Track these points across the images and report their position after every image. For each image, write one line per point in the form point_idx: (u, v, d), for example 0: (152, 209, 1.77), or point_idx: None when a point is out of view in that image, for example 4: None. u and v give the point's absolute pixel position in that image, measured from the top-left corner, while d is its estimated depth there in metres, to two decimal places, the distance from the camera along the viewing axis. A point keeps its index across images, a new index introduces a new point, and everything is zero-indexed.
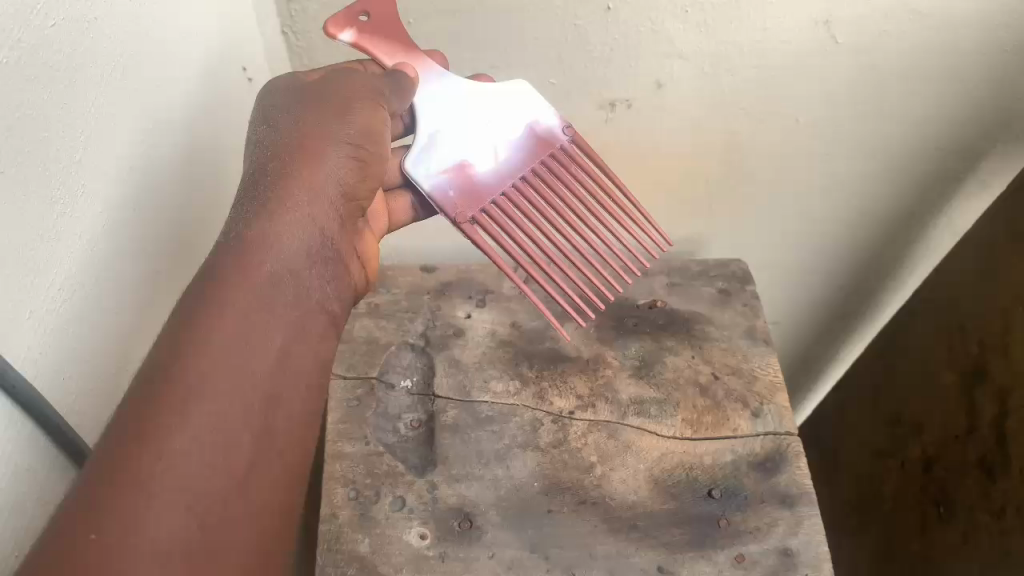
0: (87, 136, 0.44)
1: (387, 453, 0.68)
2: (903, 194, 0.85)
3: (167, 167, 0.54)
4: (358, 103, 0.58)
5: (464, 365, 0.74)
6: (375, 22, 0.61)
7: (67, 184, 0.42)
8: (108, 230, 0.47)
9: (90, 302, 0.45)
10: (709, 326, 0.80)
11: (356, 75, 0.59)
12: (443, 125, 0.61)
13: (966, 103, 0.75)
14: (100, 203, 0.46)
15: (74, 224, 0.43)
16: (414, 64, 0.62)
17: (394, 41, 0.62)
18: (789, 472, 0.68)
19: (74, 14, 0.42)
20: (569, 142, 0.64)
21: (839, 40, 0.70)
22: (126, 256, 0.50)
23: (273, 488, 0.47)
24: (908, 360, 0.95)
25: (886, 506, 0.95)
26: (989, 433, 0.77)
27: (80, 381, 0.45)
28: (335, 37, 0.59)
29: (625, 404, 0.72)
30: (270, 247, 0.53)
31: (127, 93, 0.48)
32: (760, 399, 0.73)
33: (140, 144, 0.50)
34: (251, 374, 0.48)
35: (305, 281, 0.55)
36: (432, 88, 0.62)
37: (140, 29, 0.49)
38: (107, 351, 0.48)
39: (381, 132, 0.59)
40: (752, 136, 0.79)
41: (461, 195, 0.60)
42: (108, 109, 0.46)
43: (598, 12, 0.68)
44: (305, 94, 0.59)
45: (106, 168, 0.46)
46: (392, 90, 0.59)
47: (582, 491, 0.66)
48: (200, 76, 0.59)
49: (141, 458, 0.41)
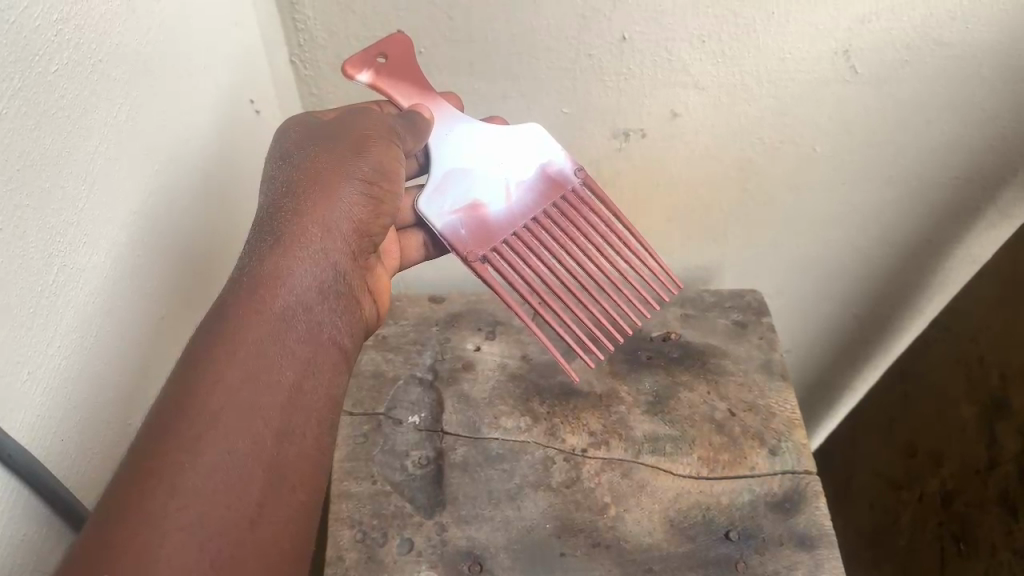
0: (90, 184, 0.42)
1: (394, 492, 0.66)
2: (921, 223, 0.83)
3: (174, 212, 0.53)
4: (374, 142, 0.56)
5: (472, 400, 0.73)
6: (393, 64, 0.60)
7: (69, 236, 0.41)
8: (112, 279, 0.45)
9: (93, 358, 0.44)
10: (724, 360, 0.78)
11: (372, 116, 0.58)
12: (458, 160, 0.60)
13: (987, 133, 0.73)
14: (104, 253, 0.44)
15: (76, 277, 0.41)
16: (430, 106, 0.60)
17: (412, 83, 0.60)
18: (808, 511, 0.65)
19: (76, 57, 0.40)
20: (584, 182, 0.63)
21: (858, 70, 0.68)
22: (131, 308, 0.48)
23: (283, 528, 0.45)
24: (925, 389, 0.92)
25: (902, 538, 0.93)
26: (1010, 470, 0.74)
27: (83, 436, 0.44)
28: (352, 78, 0.58)
29: (639, 441, 0.70)
30: (283, 282, 0.50)
31: (132, 139, 0.46)
32: (776, 436, 0.71)
33: (145, 191, 0.49)
34: (261, 410, 0.46)
35: (318, 317, 0.52)
36: (450, 124, 0.60)
37: (146, 71, 0.48)
38: (110, 407, 0.46)
39: (396, 170, 0.57)
40: (769, 166, 0.77)
41: (472, 234, 0.58)
42: (113, 154, 0.44)
43: (613, 41, 0.66)
44: (321, 133, 0.57)
45: (110, 217, 0.44)
46: (407, 129, 0.58)
47: (595, 533, 0.64)
48: (208, 117, 0.57)
49: (155, 495, 0.40)
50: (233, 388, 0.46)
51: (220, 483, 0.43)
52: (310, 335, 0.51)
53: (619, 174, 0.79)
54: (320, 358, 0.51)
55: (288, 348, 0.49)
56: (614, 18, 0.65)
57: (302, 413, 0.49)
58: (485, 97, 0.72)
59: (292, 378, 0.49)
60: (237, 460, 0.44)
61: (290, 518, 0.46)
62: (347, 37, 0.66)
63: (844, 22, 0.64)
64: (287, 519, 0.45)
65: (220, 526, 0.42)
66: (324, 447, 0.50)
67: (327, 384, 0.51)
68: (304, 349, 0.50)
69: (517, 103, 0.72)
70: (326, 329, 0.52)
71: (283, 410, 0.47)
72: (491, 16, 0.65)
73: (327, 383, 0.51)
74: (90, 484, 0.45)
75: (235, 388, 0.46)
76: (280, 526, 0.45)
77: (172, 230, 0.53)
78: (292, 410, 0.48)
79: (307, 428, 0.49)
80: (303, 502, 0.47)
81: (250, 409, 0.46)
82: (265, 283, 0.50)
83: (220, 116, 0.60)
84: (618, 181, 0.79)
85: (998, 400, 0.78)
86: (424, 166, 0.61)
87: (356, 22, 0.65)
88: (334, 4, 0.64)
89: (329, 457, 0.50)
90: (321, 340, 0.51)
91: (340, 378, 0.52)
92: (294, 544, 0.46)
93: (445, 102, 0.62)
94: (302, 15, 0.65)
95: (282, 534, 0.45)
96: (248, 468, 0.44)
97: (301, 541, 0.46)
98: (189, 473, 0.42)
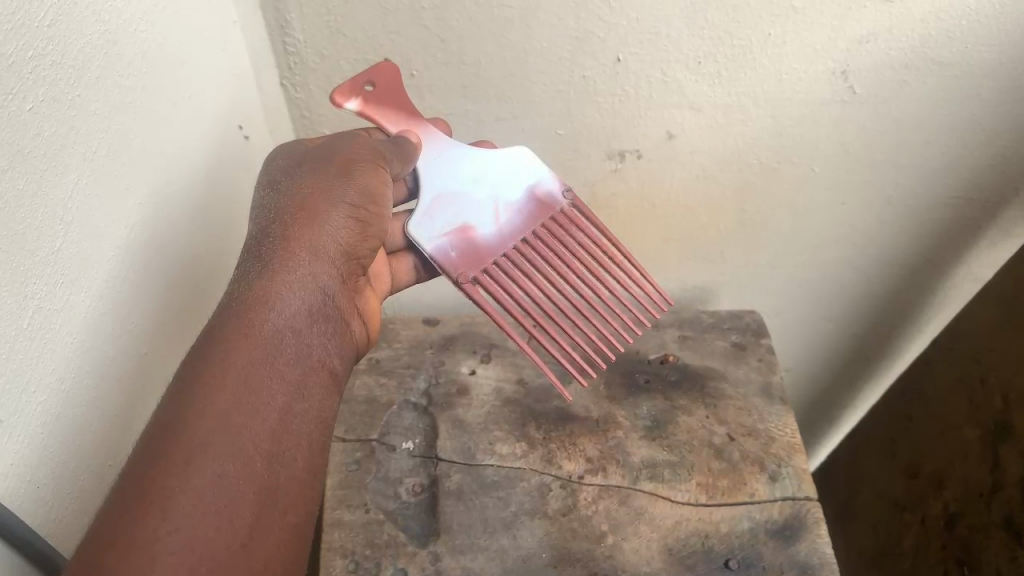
0: (67, 223, 0.42)
1: (387, 521, 0.65)
2: (920, 242, 0.82)
3: (157, 249, 0.52)
4: (359, 166, 0.55)
5: (467, 426, 0.71)
6: (381, 91, 0.59)
7: (43, 277, 0.40)
8: (91, 319, 0.45)
9: (69, 403, 0.43)
10: (722, 382, 0.77)
11: (358, 140, 0.57)
12: (447, 182, 0.59)
13: (987, 153, 0.72)
14: (82, 293, 0.43)
15: (52, 319, 0.41)
16: (417, 131, 0.60)
17: (399, 110, 0.60)
18: (809, 539, 0.64)
19: (52, 93, 0.40)
20: (572, 203, 0.62)
21: (855, 90, 0.67)
22: (111, 350, 0.47)
23: (272, 555, 0.44)
24: (926, 407, 0.91)
25: (904, 562, 0.92)
26: (1016, 492, 0.73)
27: (60, 479, 0.43)
28: (341, 105, 0.57)
29: (636, 467, 0.69)
30: (274, 304, 0.50)
31: (113, 175, 0.46)
32: (776, 462, 0.69)
33: (127, 228, 0.48)
34: (250, 436, 0.45)
35: (307, 339, 0.51)
36: (438, 148, 0.60)
37: (129, 106, 0.47)
38: (88, 452, 0.45)
39: (382, 194, 0.56)
40: (767, 186, 0.76)
41: (463, 256, 0.57)
42: (93, 192, 0.44)
43: (607, 63, 0.66)
44: (310, 156, 0.56)
45: (87, 256, 0.44)
46: (394, 152, 0.57)
47: (593, 562, 0.62)
48: (195, 149, 0.57)
49: (146, 522, 0.40)
50: (218, 418, 0.45)
51: (213, 506, 0.42)
52: (300, 356, 0.50)
53: (615, 196, 0.78)
54: (309, 380, 0.50)
55: (277, 371, 0.48)
56: (608, 40, 0.64)
57: (293, 437, 0.48)
58: (478, 120, 0.71)
59: (281, 403, 0.48)
60: (228, 483, 0.43)
61: (281, 541, 0.45)
62: (338, 60, 0.65)
63: (842, 42, 0.64)
64: (280, 542, 0.45)
65: (211, 549, 0.41)
66: (317, 472, 0.49)
67: (318, 406, 0.50)
68: (294, 372, 0.50)
69: (511, 125, 0.71)
70: (315, 351, 0.51)
71: (273, 434, 0.47)
72: (484, 39, 0.64)
73: (317, 406, 0.50)
74: (67, 530, 0.44)
75: (220, 418, 0.45)
76: (269, 552, 0.44)
77: (155, 264, 0.52)
78: (281, 433, 0.47)
79: (298, 451, 0.48)
80: (294, 525, 0.46)
81: (241, 433, 0.45)
82: (255, 305, 0.49)
83: (208, 145, 0.59)
84: (613, 203, 0.78)
85: (1001, 422, 0.77)
86: (413, 190, 0.60)
87: (347, 45, 0.64)
88: (324, 28, 0.63)
89: (321, 481, 0.49)
90: (311, 362, 0.51)
91: (331, 401, 0.51)
92: (286, 568, 0.45)
93: (432, 126, 0.61)
94: (292, 38, 0.64)
95: (274, 558, 0.44)
96: (239, 491, 0.44)
97: (292, 566, 0.46)
98: (180, 498, 0.41)
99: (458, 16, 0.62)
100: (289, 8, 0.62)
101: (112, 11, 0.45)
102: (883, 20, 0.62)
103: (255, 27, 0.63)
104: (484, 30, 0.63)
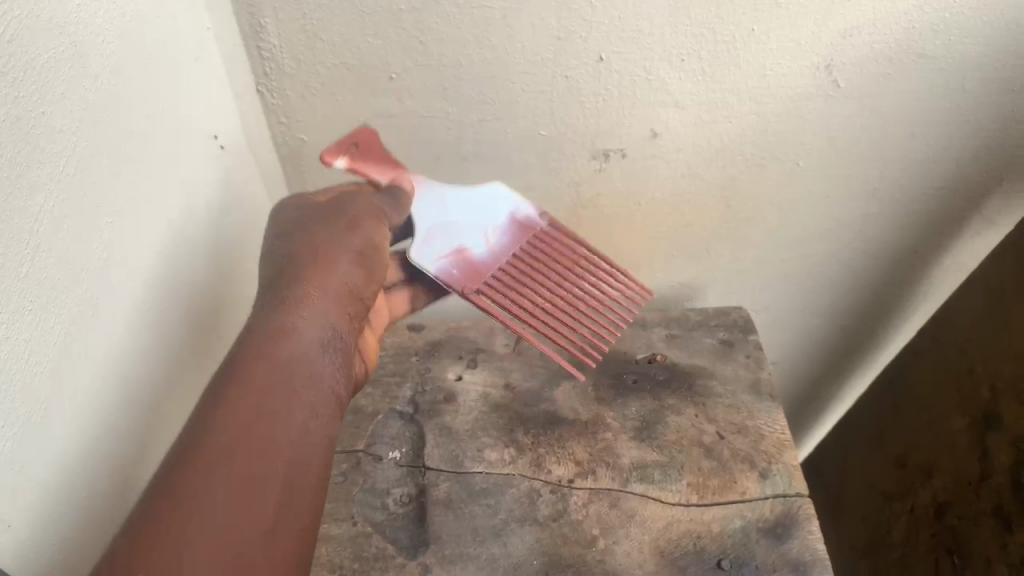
0: (34, 245, 0.40)
1: (375, 534, 0.63)
2: (907, 235, 0.81)
3: (134, 282, 0.52)
4: (365, 219, 0.58)
5: (455, 433, 0.71)
6: (366, 148, 0.61)
7: (9, 303, 0.38)
8: (63, 345, 0.43)
9: (43, 442, 0.42)
10: (711, 382, 0.76)
11: (356, 195, 0.59)
12: (438, 215, 0.62)
13: (972, 144, 0.71)
14: (52, 319, 0.42)
15: (18, 346, 0.39)
16: (406, 182, 0.62)
17: (384, 164, 0.62)
18: (802, 536, 0.63)
19: (15, 111, 0.38)
20: (551, 225, 0.65)
21: (840, 84, 0.66)
22: (91, 388, 0.46)
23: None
24: (913, 397, 0.92)
25: (894, 552, 0.92)
26: (1005, 481, 0.73)
27: (32, 514, 0.41)
28: (331, 164, 0.59)
29: (627, 469, 0.68)
30: (289, 336, 0.50)
31: (88, 199, 0.45)
32: (767, 460, 0.69)
33: (99, 250, 0.47)
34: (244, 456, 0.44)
35: (314, 368, 0.50)
36: (428, 185, 0.63)
37: (104, 129, 0.46)
38: (68, 494, 0.45)
39: (385, 240, 0.58)
40: (752, 182, 0.75)
41: (464, 273, 0.59)
42: (65, 219, 0.43)
43: (590, 62, 0.64)
44: (315, 211, 0.58)
45: (60, 288, 0.43)
46: (388, 204, 0.60)
47: (584, 567, 0.62)
48: (171, 178, 0.56)
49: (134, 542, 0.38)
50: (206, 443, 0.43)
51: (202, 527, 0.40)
52: (308, 384, 0.49)
53: (598, 194, 0.76)
54: (313, 405, 0.49)
55: (274, 395, 0.47)
56: (590, 39, 0.63)
57: (293, 460, 0.46)
58: (461, 122, 0.69)
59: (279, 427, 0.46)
60: (222, 504, 0.42)
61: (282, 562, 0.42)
62: (315, 64, 0.64)
63: (826, 37, 0.63)
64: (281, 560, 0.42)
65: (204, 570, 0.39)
66: (320, 496, 0.46)
67: (315, 429, 0.48)
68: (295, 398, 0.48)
69: (494, 126, 0.69)
70: (326, 378, 0.51)
71: (268, 454, 0.45)
72: (465, 41, 0.63)
73: (318, 428, 0.48)
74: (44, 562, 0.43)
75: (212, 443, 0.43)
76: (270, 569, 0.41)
77: (130, 285, 0.51)
78: (279, 454, 0.45)
79: (297, 472, 0.45)
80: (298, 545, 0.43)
81: (239, 456, 0.44)
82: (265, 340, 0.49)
83: (184, 158, 0.57)
84: (597, 203, 0.77)
85: (989, 410, 0.77)
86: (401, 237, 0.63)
87: (323, 50, 0.63)
88: (300, 33, 0.62)
89: (322, 504, 0.46)
90: (320, 389, 0.50)
91: (334, 425, 0.50)
92: None
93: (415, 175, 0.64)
94: (267, 44, 0.62)
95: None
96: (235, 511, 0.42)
97: None
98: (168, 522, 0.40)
99: (436, 18, 0.61)
100: (264, 13, 0.60)
101: (77, 23, 0.43)
102: (867, 13, 0.61)
103: (230, 34, 0.62)
104: (464, 32, 0.62)
